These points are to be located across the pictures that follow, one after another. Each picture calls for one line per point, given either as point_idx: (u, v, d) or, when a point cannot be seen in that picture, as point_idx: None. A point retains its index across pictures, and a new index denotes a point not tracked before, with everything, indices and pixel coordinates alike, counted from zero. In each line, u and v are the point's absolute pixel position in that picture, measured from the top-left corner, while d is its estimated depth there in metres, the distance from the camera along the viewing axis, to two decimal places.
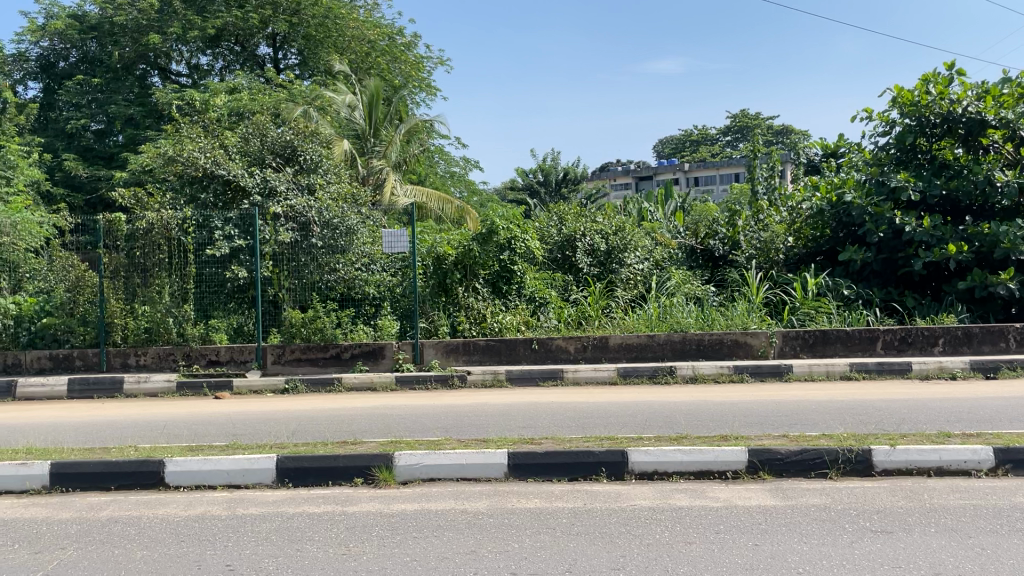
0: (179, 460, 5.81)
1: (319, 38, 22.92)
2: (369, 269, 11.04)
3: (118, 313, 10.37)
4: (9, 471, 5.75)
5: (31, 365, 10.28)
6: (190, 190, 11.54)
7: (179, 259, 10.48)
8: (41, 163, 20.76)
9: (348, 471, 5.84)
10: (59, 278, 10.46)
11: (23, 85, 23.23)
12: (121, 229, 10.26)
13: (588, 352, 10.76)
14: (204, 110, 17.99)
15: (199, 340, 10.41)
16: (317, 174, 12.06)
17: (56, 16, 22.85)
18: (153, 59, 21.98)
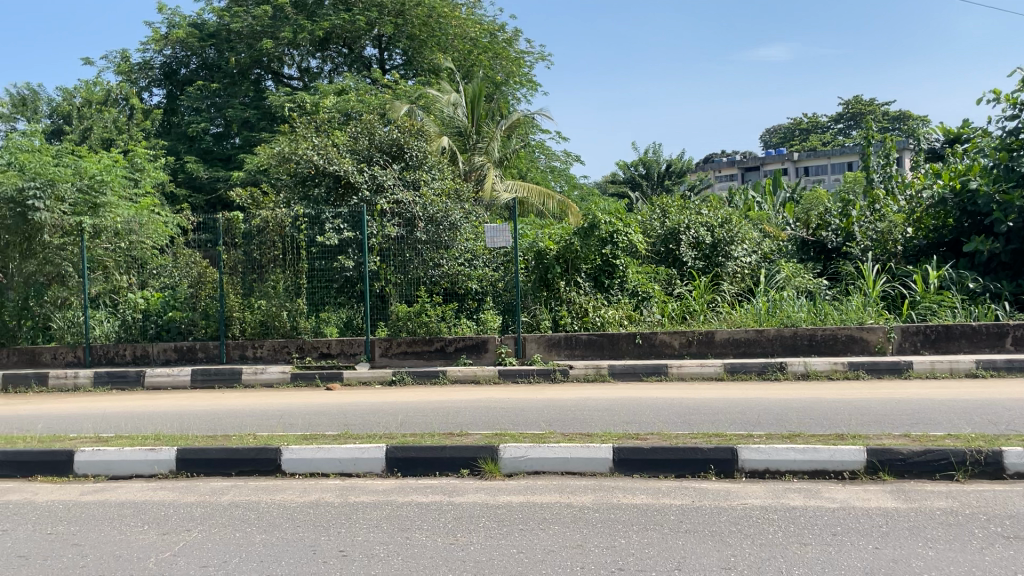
0: (295, 448, 6.05)
1: (423, 37, 23.27)
2: (471, 265, 11.13)
3: (236, 307, 10.84)
4: (139, 455, 6.11)
5: (159, 356, 10.85)
6: (302, 188, 11.97)
7: (292, 255, 10.83)
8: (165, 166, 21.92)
9: (455, 463, 5.92)
10: (183, 273, 11.04)
11: (148, 91, 24.66)
12: (239, 228, 10.71)
13: (694, 347, 10.58)
14: (314, 112, 18.63)
15: (312, 333, 10.79)
16: (422, 170, 12.32)
17: (177, 25, 24.09)
18: (266, 63, 22.91)
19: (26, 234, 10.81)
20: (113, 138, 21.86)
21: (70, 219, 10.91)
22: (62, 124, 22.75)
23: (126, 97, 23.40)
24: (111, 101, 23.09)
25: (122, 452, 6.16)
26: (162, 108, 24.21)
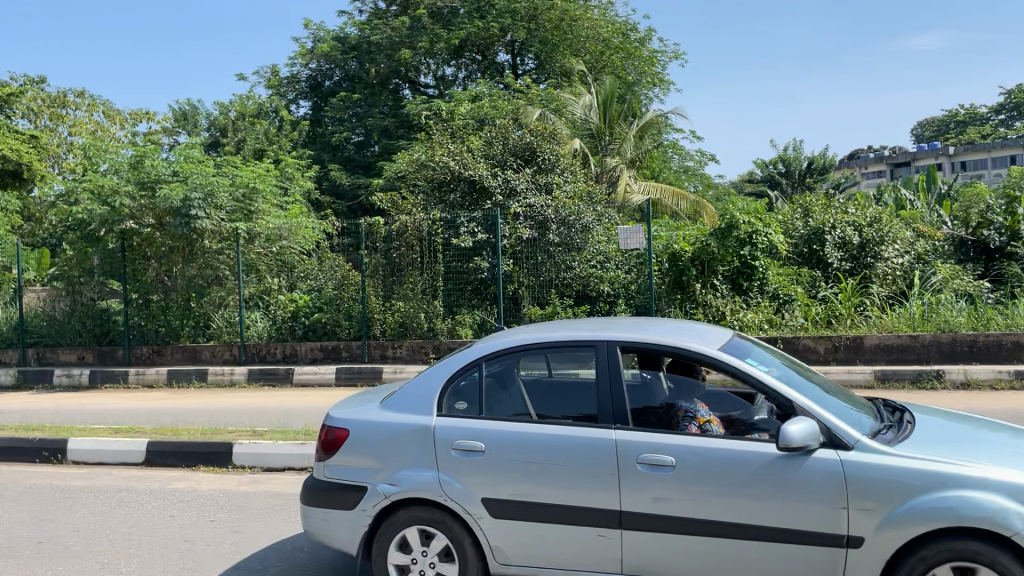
0: None
1: (555, 40, 23.32)
2: (603, 267, 11.05)
3: (377, 307, 11.28)
4: (292, 449, 6.72)
5: (306, 355, 11.41)
6: (438, 194, 12.27)
7: (429, 257, 11.13)
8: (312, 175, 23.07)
9: None
10: (328, 276, 11.56)
11: (296, 103, 26.06)
12: (380, 231, 11.12)
13: (840, 353, 10.11)
14: (448, 120, 19.08)
15: (447, 333, 11.09)
16: (554, 173, 12.36)
17: (322, 39, 25.30)
18: (404, 73, 23.66)
19: (189, 240, 11.59)
20: (264, 149, 23.25)
21: (227, 225, 11.47)
22: (219, 136, 24.41)
23: (276, 110, 24.81)
24: (263, 113, 24.59)
25: (275, 446, 6.81)
26: (308, 120, 25.47)
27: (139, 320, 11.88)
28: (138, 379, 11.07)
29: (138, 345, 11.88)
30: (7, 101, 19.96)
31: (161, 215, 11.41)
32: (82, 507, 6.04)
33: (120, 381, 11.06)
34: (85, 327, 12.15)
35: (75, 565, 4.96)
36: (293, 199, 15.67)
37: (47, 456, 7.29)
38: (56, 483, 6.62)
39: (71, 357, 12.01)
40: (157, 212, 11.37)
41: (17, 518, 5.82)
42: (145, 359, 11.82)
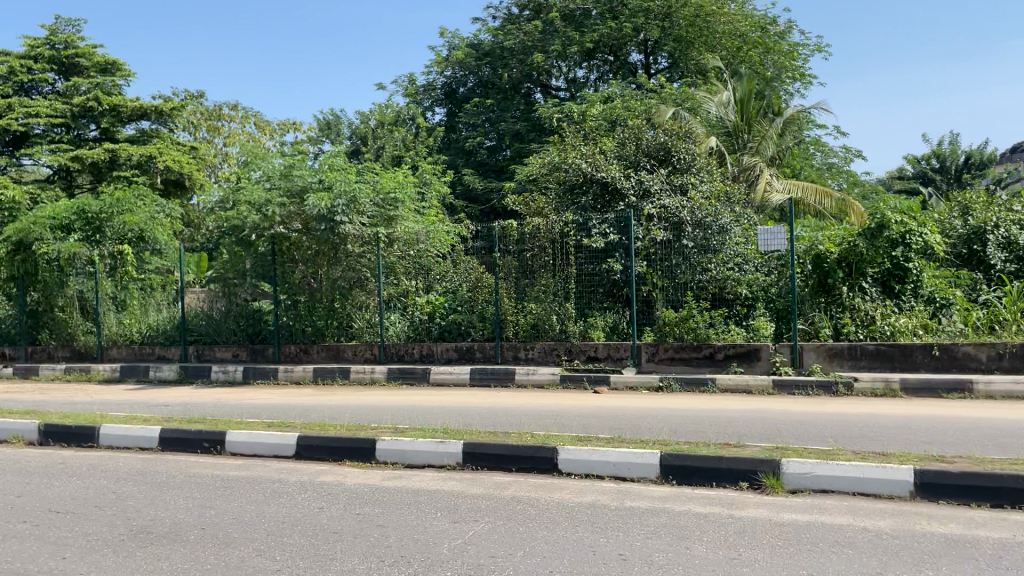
0: (572, 450, 6.56)
1: (690, 38, 22.87)
2: (741, 269, 10.74)
3: (510, 310, 11.37)
4: (432, 447, 6.98)
5: (441, 355, 11.67)
6: (571, 197, 12.28)
7: (561, 260, 11.20)
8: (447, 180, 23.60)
9: (733, 475, 6.05)
10: (463, 277, 11.80)
11: (431, 111, 26.74)
12: (513, 234, 11.24)
13: (1005, 361, 9.37)
14: (581, 122, 19.09)
15: (580, 336, 11.01)
16: (690, 173, 12.15)
17: (457, 47, 25.89)
18: (536, 77, 23.90)
19: (333, 244, 12.08)
20: (401, 155, 24.04)
21: (369, 230, 11.94)
22: (360, 144, 25.47)
23: (412, 117, 25.61)
24: (400, 121, 25.66)
25: (416, 444, 7.06)
26: (443, 126, 26.06)
27: (288, 319, 12.48)
28: (287, 375, 11.65)
29: (287, 343, 12.51)
30: (171, 115, 21.53)
31: (307, 220, 11.95)
32: (240, 496, 6.41)
33: (271, 377, 11.68)
34: (239, 326, 12.91)
35: (236, 550, 5.26)
36: (431, 204, 16.16)
37: (207, 448, 7.78)
38: (217, 473, 7.07)
39: (227, 354, 12.82)
40: (303, 217, 11.93)
41: (183, 504, 6.25)
42: (293, 357, 12.45)
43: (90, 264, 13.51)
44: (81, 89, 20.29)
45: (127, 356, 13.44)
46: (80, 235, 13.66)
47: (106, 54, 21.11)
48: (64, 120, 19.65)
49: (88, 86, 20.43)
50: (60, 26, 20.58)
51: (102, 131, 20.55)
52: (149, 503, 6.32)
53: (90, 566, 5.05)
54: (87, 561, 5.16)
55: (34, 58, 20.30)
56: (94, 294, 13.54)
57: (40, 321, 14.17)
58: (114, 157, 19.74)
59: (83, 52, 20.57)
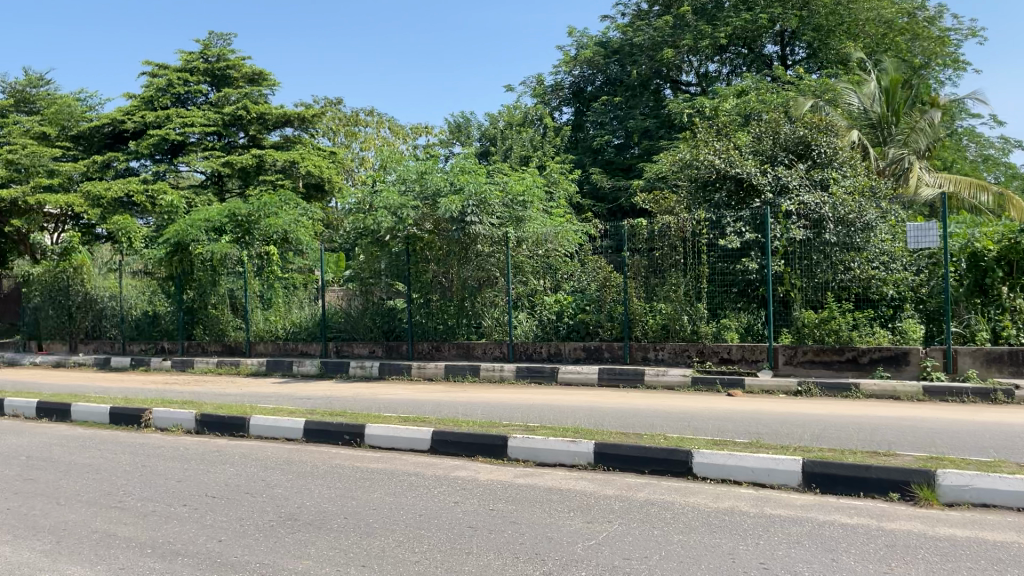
0: (708, 454, 6.40)
1: (831, 26, 21.93)
2: (888, 268, 10.24)
3: (639, 310, 11.24)
4: (563, 447, 6.97)
5: (570, 354, 11.67)
6: (704, 193, 12.01)
7: (692, 259, 10.95)
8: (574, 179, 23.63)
9: (883, 485, 5.75)
10: (591, 277, 11.77)
11: (559, 110, 26.83)
12: (643, 233, 11.13)
13: None
14: (713, 118, 18.69)
15: (712, 338, 10.77)
16: (831, 167, 11.66)
17: (585, 45, 25.84)
18: (666, 73, 23.57)
19: (463, 244, 12.36)
20: (530, 155, 24.24)
21: (498, 231, 12.12)
22: (489, 146, 25.89)
23: (540, 118, 25.81)
24: (528, 122, 25.91)
25: (547, 443, 7.07)
26: (571, 125, 26.09)
27: (420, 317, 12.81)
28: (419, 372, 11.98)
29: (420, 341, 12.83)
30: (311, 122, 22.56)
31: (439, 221, 12.38)
32: (378, 488, 6.63)
33: (405, 374, 12.04)
34: (375, 324, 13.35)
35: (377, 540, 5.43)
36: (561, 203, 16.23)
37: (348, 440, 8.10)
38: (357, 465, 7.34)
39: (364, 350, 13.31)
40: (436, 219, 12.37)
41: (327, 494, 6.52)
42: (425, 354, 12.77)
43: (239, 264, 14.38)
44: (231, 99, 21.58)
45: (272, 351, 14.19)
46: (232, 237, 14.60)
47: (253, 65, 22.39)
48: (216, 128, 20.93)
49: (238, 96, 21.71)
50: (213, 41, 21.96)
51: (250, 138, 21.77)
52: (295, 491, 6.63)
53: (244, 549, 5.35)
54: (242, 544, 5.47)
55: (189, 72, 21.78)
56: (243, 293, 14.40)
57: (195, 317, 15.15)
58: (260, 163, 20.86)
59: (233, 64, 21.89)
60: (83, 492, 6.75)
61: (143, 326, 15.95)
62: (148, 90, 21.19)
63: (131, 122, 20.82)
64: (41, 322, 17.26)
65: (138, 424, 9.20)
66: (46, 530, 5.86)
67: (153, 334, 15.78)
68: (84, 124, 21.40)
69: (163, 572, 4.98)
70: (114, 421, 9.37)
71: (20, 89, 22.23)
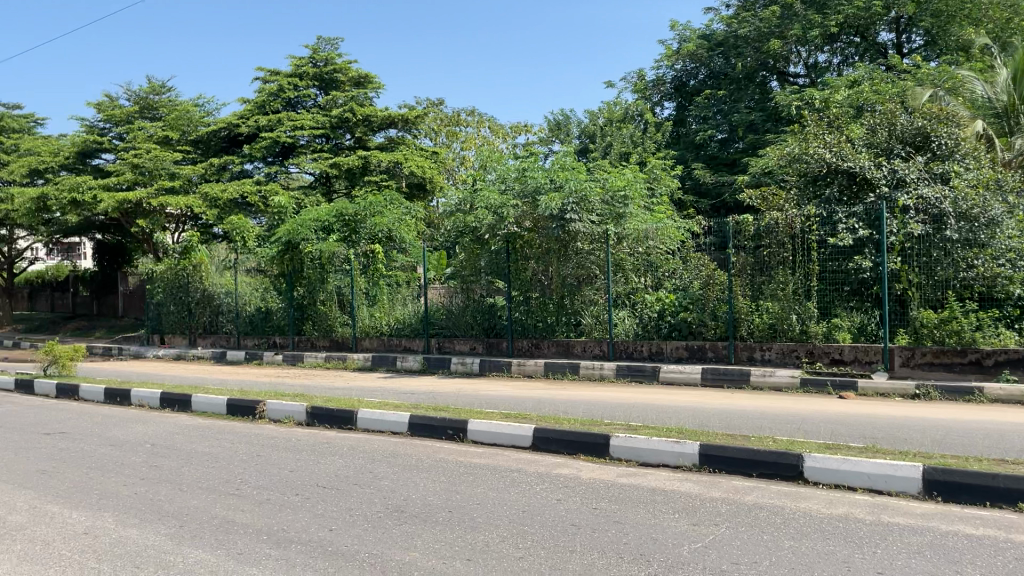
0: (820, 457, 6.18)
1: (951, 11, 20.84)
2: (1016, 266, 9.68)
3: (745, 309, 10.99)
4: (667, 447, 6.87)
5: (671, 354, 11.46)
6: (814, 189, 11.64)
7: (802, 256, 10.63)
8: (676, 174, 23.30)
9: (1012, 495, 5.42)
10: (694, 275, 11.59)
11: (660, 105, 26.46)
12: (748, 229, 10.87)
13: None
14: (823, 110, 18.06)
15: (823, 337, 10.38)
16: (953, 160, 11.11)
17: (688, 39, 25.39)
18: (773, 64, 22.92)
19: (563, 241, 12.31)
20: (630, 152, 24.01)
21: (598, 228, 12.04)
22: (589, 143, 25.81)
23: (641, 113, 25.57)
24: (629, 118, 25.69)
25: (651, 443, 6.98)
26: (672, 120, 25.69)
27: (520, 315, 12.88)
28: (519, 369, 12.03)
29: (520, 338, 12.89)
30: (414, 123, 22.97)
31: (538, 220, 12.41)
32: (482, 483, 6.69)
33: (505, 371, 12.13)
34: (476, 320, 13.49)
35: (481, 535, 5.48)
36: (662, 200, 16.04)
37: (451, 435, 8.22)
38: (460, 460, 7.44)
39: (465, 347, 13.47)
40: (535, 217, 12.45)
41: (432, 487, 6.63)
42: (525, 352, 12.82)
43: (347, 262, 14.84)
44: (338, 102, 22.24)
45: (377, 346, 14.53)
46: (339, 235, 15.13)
47: (359, 69, 23.01)
48: (325, 131, 21.52)
49: (344, 99, 22.35)
50: (321, 46, 22.67)
51: (356, 139, 22.36)
52: (401, 484, 6.77)
53: (353, 539, 5.49)
54: (352, 534, 5.62)
55: (299, 76, 22.53)
56: (350, 290, 14.84)
57: (304, 313, 15.69)
58: (366, 165, 21.29)
59: (340, 67, 22.51)
60: (203, 480, 7.09)
61: (256, 321, 16.64)
62: (260, 95, 22.07)
63: (245, 126, 21.75)
64: (165, 317, 18.28)
65: (253, 415, 9.61)
66: (170, 514, 6.18)
67: (265, 330, 16.44)
68: (203, 129, 22.51)
69: (278, 558, 5.17)
70: (231, 412, 9.80)
71: (145, 97, 23.58)
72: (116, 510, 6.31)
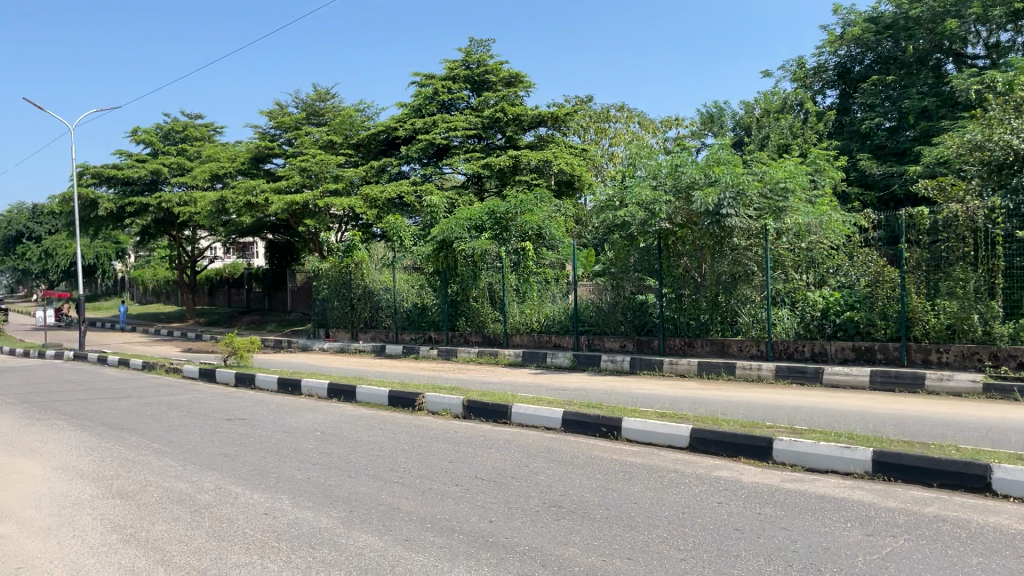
0: (1011, 469, 5.72)
1: None
2: None
3: (920, 309, 10.30)
4: (836, 452, 6.55)
5: (836, 354, 10.94)
6: (998, 178, 10.80)
7: (985, 251, 9.84)
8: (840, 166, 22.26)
9: None
10: (861, 272, 11.00)
11: (821, 94, 25.34)
12: (924, 223, 10.16)
13: None
14: (1008, 93, 16.69)
15: (1008, 339, 9.66)
16: None
17: (853, 23, 24.08)
18: (949, 46, 21.46)
19: (718, 237, 11.99)
20: (789, 143, 23.12)
21: (756, 223, 11.71)
22: (744, 135, 25.14)
23: (801, 103, 24.61)
24: (788, 108, 24.85)
25: (819, 447, 6.68)
26: (835, 109, 24.56)
27: (672, 312, 12.68)
28: (672, 368, 11.86)
29: (672, 337, 12.67)
30: (564, 121, 23.06)
31: (692, 215, 12.15)
32: (639, 481, 6.64)
33: (656, 369, 11.98)
34: (626, 318, 13.40)
35: (641, 534, 5.42)
36: (826, 193, 15.35)
37: (606, 432, 8.20)
38: (616, 457, 7.40)
39: (615, 345, 13.38)
40: (688, 213, 12.15)
41: (588, 484, 6.64)
42: (678, 350, 12.58)
43: (498, 260, 15.13)
44: (490, 103, 22.65)
45: (528, 343, 14.71)
46: (490, 233, 15.33)
47: (511, 69, 23.34)
48: (477, 131, 21.96)
49: (496, 99, 22.75)
50: (474, 48, 23.20)
51: (507, 138, 22.63)
52: (557, 479, 6.82)
53: (513, 531, 5.58)
54: (511, 526, 5.71)
55: (453, 79, 23.21)
56: (501, 286, 15.14)
57: (458, 309, 16.14)
58: (516, 163, 21.42)
59: (491, 68, 22.94)
60: (369, 467, 7.43)
61: (412, 317, 17.27)
62: (417, 99, 22.91)
63: (402, 129, 22.61)
64: (330, 312, 19.35)
65: (413, 406, 9.97)
66: (340, 499, 6.51)
67: (421, 325, 17.01)
68: (363, 133, 23.59)
69: (442, 546, 5.33)
70: (393, 404, 10.22)
71: (311, 104, 24.99)
72: (292, 493, 6.71)
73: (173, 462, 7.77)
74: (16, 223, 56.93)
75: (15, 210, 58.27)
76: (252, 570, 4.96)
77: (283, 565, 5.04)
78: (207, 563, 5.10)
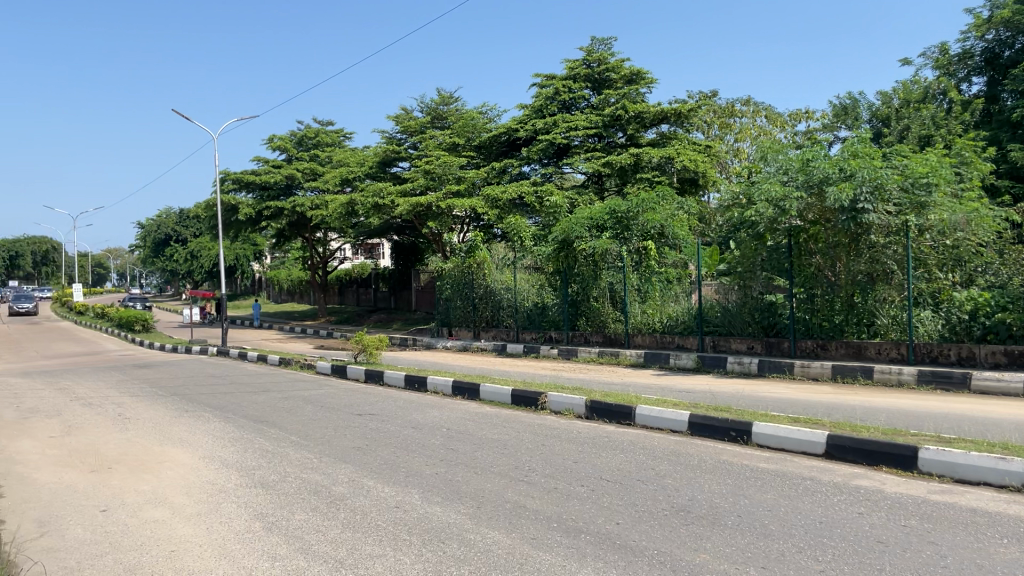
0: None
1: None
2: None
3: None
4: (990, 464, 6.14)
5: (986, 359, 10.22)
6: None
7: None
8: (988, 157, 20.95)
9: None
10: (1014, 271, 10.48)
11: (967, 81, 23.93)
12: None
13: None
14: None
15: None
16: None
17: (1002, 5, 22.48)
18: None
19: (855, 235, 11.49)
20: (931, 134, 21.94)
21: (896, 219, 11.13)
22: (882, 127, 24.10)
23: (945, 91, 23.32)
24: (930, 97, 23.67)
25: (969, 457, 6.28)
26: (983, 97, 23.17)
27: (803, 314, 12.22)
28: (803, 371, 11.43)
29: (804, 339, 12.22)
30: (687, 117, 22.58)
31: (825, 211, 11.69)
32: (771, 489, 6.42)
33: (787, 372, 11.59)
34: (753, 318, 13.01)
35: (776, 543, 5.24)
36: (976, 185, 14.49)
37: (734, 437, 7.99)
38: (746, 463, 7.19)
39: (742, 346, 13.03)
40: (821, 209, 11.70)
41: (717, 488, 6.48)
42: (810, 352, 12.11)
43: (619, 259, 15.01)
44: (611, 101, 22.49)
45: (650, 343, 14.52)
46: (612, 233, 15.30)
47: (632, 66, 23.02)
48: (598, 130, 21.87)
49: (617, 97, 22.56)
50: (595, 46, 23.11)
51: (629, 137, 22.44)
52: (685, 483, 6.69)
53: (640, 535, 5.51)
54: (639, 529, 5.64)
55: (574, 79, 23.24)
56: (622, 286, 15.00)
57: (579, 309, 16.08)
58: (639, 161, 21.18)
59: (612, 66, 22.75)
60: (494, 465, 7.52)
61: (533, 317, 17.36)
62: (538, 99, 23.07)
63: (523, 130, 22.79)
64: (453, 312, 19.75)
65: (535, 405, 10.02)
66: (467, 495, 6.63)
67: (542, 324, 17.09)
68: (485, 135, 23.95)
69: (569, 546, 5.33)
70: (516, 402, 10.32)
71: (435, 108, 25.58)
72: (421, 488, 6.88)
73: (309, 455, 8.12)
74: (164, 227, 61.07)
75: (164, 214, 62.45)
76: (386, 561, 5.11)
77: (414, 558, 5.17)
78: (344, 553, 5.29)
